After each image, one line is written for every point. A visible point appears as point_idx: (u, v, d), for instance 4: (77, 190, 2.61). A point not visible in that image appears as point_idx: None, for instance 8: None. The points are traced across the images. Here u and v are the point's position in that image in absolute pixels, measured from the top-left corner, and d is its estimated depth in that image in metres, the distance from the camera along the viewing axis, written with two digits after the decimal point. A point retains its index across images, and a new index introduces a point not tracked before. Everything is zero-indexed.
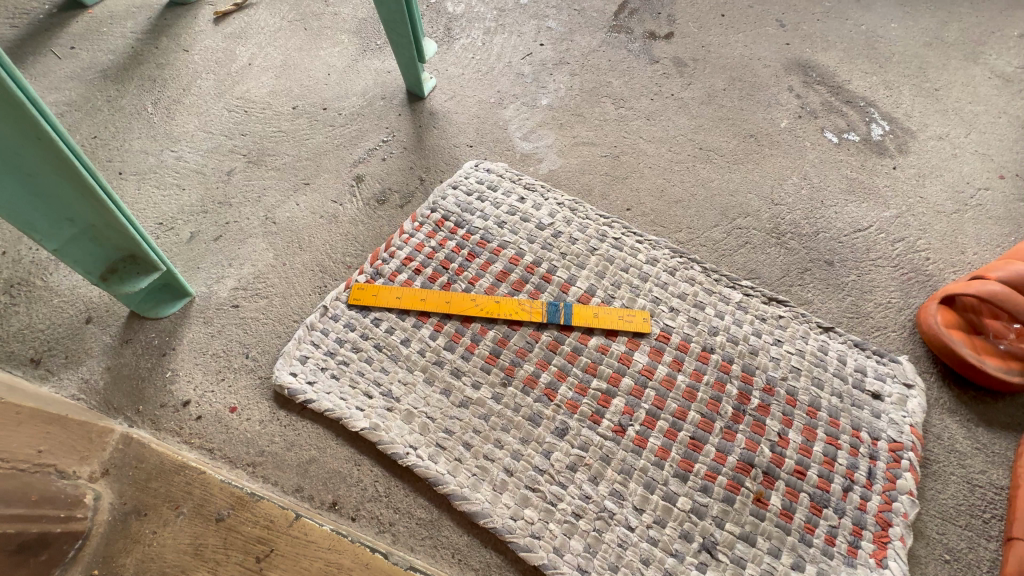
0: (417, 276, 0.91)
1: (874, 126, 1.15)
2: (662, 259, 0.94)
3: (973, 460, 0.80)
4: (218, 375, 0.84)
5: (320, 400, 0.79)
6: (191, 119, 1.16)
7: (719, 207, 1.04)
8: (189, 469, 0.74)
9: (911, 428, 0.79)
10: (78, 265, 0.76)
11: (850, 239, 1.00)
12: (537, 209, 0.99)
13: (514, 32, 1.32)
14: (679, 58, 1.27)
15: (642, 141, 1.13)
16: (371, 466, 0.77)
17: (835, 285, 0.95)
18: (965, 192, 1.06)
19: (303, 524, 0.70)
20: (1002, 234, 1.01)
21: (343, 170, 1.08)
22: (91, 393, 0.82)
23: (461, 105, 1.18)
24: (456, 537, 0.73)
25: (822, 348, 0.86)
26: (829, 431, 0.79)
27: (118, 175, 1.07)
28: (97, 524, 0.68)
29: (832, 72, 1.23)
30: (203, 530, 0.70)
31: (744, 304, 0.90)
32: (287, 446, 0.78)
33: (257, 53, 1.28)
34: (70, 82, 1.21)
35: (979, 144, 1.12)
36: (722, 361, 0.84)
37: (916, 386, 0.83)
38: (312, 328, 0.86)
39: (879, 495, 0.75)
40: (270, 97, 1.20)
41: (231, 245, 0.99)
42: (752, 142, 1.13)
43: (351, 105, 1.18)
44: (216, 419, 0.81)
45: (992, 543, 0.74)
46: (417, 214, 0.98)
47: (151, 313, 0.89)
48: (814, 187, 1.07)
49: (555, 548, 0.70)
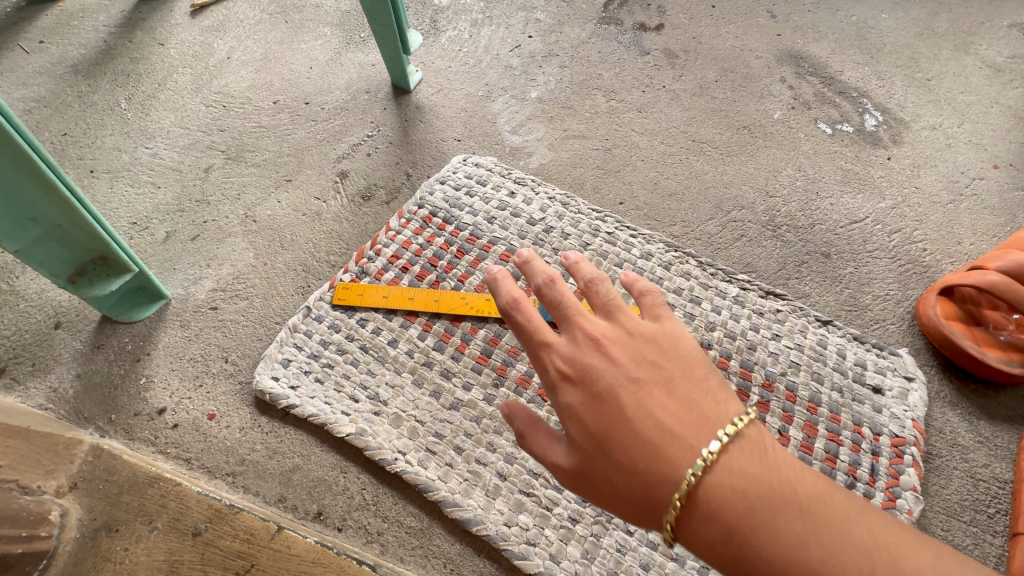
0: (404, 274, 0.88)
1: (867, 117, 1.13)
2: (657, 253, 0.91)
3: (975, 454, 0.78)
4: (196, 381, 0.80)
5: (303, 405, 0.75)
6: (167, 114, 1.12)
7: (713, 200, 1.02)
8: (163, 481, 0.70)
9: (913, 423, 0.77)
10: (44, 267, 0.71)
11: (847, 231, 0.99)
12: (527, 204, 0.96)
13: (502, 24, 1.28)
14: (670, 50, 1.24)
15: (634, 133, 1.11)
16: (358, 473, 0.74)
17: (833, 278, 0.93)
18: (960, 182, 1.04)
19: (286, 537, 0.67)
20: (998, 224, 0.99)
21: (326, 167, 1.05)
22: (60, 402, 0.78)
23: (448, 99, 1.15)
24: (448, 545, 0.70)
25: (821, 342, 0.84)
26: (831, 427, 0.76)
27: (89, 173, 1.02)
28: (64, 543, 0.65)
29: (824, 63, 1.22)
30: (179, 545, 0.66)
31: (741, 298, 0.87)
32: (269, 454, 0.75)
33: (236, 46, 1.23)
34: (38, 78, 1.16)
35: (972, 134, 1.11)
36: (720, 357, 0.81)
37: (917, 380, 0.81)
38: (295, 330, 0.82)
39: (882, 491, 0.72)
40: (249, 91, 1.16)
41: (209, 244, 0.95)
42: (745, 134, 1.11)
43: (334, 99, 1.14)
44: (193, 428, 0.77)
45: (997, 539, 0.72)
46: (404, 210, 0.94)
47: (125, 317, 0.85)
48: (808, 179, 1.05)
49: (551, 555, 0.67)
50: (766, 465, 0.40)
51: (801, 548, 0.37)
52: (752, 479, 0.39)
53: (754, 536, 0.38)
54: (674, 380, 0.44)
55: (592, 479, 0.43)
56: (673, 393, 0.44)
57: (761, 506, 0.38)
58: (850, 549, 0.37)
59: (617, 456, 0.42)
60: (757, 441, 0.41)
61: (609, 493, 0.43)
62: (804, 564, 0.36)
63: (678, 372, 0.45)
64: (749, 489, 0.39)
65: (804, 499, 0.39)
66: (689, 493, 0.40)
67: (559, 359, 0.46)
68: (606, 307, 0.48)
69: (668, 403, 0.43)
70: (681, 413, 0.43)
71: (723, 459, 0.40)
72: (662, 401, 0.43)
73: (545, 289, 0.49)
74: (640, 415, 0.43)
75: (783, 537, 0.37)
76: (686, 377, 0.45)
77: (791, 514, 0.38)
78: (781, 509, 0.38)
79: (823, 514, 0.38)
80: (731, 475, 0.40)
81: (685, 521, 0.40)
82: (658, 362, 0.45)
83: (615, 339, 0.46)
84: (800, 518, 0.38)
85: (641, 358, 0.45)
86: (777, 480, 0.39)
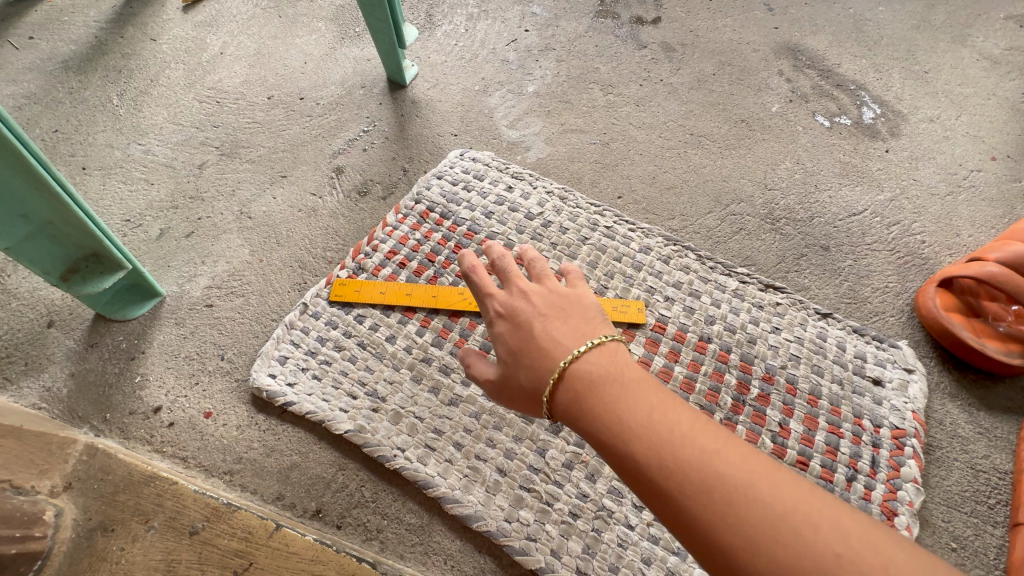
0: (402, 270, 0.87)
1: (865, 109, 1.13)
2: (656, 247, 0.91)
3: (975, 445, 0.78)
4: (192, 380, 0.79)
5: (301, 402, 0.75)
6: (159, 110, 1.10)
7: (712, 194, 1.01)
8: (160, 480, 0.70)
9: (913, 414, 0.77)
10: (35, 265, 0.69)
11: (845, 224, 0.98)
12: (525, 199, 0.95)
13: (498, 18, 1.28)
14: (667, 43, 1.24)
15: (632, 127, 1.10)
16: (357, 470, 0.73)
17: (831, 271, 0.93)
18: (958, 174, 1.04)
19: (284, 535, 0.67)
20: (996, 216, 0.99)
21: (322, 162, 1.04)
22: (53, 401, 0.77)
23: (444, 93, 1.14)
24: (448, 542, 0.69)
25: (821, 335, 0.83)
26: (831, 419, 0.76)
27: (81, 170, 1.01)
28: (59, 543, 0.64)
29: (822, 56, 1.21)
30: (176, 545, 0.66)
31: (741, 292, 0.87)
32: (266, 452, 0.74)
33: (229, 41, 1.22)
34: (28, 74, 1.14)
35: (970, 126, 1.11)
36: (719, 350, 0.81)
37: (917, 371, 0.80)
38: (292, 327, 0.81)
39: (883, 483, 0.72)
40: (243, 87, 1.14)
41: (204, 241, 0.94)
42: (743, 127, 1.11)
43: (329, 95, 1.13)
44: (189, 426, 0.76)
45: (998, 529, 0.72)
46: (401, 205, 0.94)
47: (118, 314, 0.84)
48: (807, 171, 1.05)
49: (552, 550, 0.67)
50: (615, 359, 0.46)
51: (616, 406, 0.43)
52: (596, 362, 0.46)
53: (586, 397, 0.45)
54: (574, 317, 0.50)
55: (510, 391, 0.50)
56: (571, 324, 0.49)
57: (600, 380, 0.45)
58: (655, 413, 0.42)
59: (522, 367, 0.49)
60: (619, 350, 0.47)
61: (518, 397, 0.50)
62: (618, 420, 0.42)
63: (578, 312, 0.50)
64: (595, 371, 0.45)
65: (635, 379, 0.45)
66: (553, 374, 0.46)
67: (494, 304, 0.53)
68: (535, 269, 0.55)
69: (565, 329, 0.49)
70: (573, 335, 0.48)
71: (587, 355, 0.46)
72: (558, 324, 0.49)
73: (497, 261, 0.55)
74: (543, 338, 0.48)
75: (606, 401, 0.44)
76: (584, 316, 0.50)
77: (614, 385, 0.44)
78: (611, 383, 0.44)
79: (647, 392, 0.44)
80: (584, 361, 0.46)
81: (553, 403, 0.47)
82: (565, 305, 0.51)
83: (535, 289, 0.53)
84: (622, 388, 0.44)
85: (553, 301, 0.51)
86: (617, 365, 0.46)
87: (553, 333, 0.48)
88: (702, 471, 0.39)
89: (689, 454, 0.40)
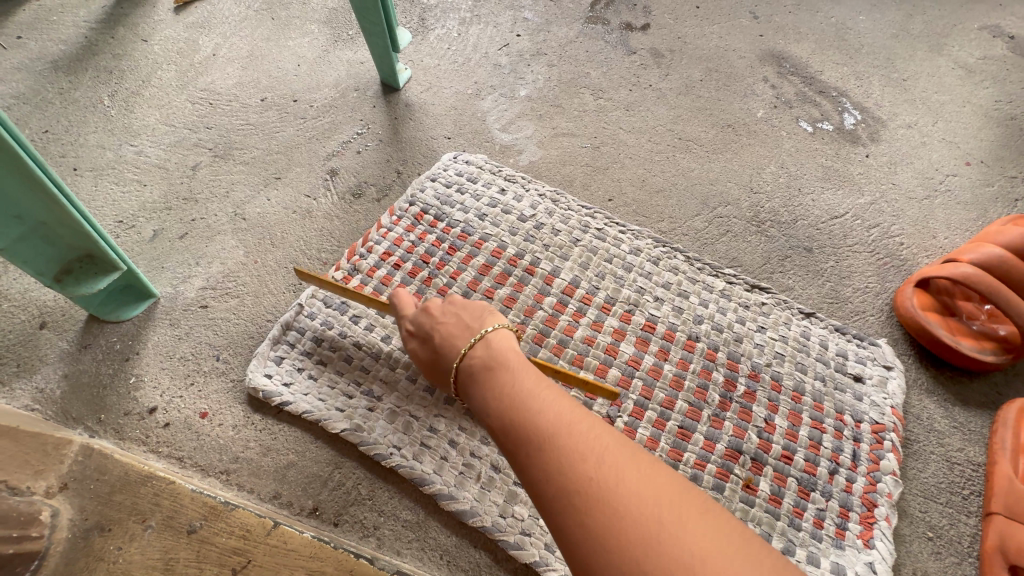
0: (396, 271, 0.88)
1: (846, 116, 1.17)
2: (645, 249, 0.93)
3: (951, 439, 0.81)
4: (187, 380, 0.80)
5: (297, 401, 0.75)
6: (151, 112, 1.10)
7: (699, 197, 1.04)
8: (156, 480, 0.71)
9: (892, 410, 0.80)
10: (29, 265, 0.70)
11: (828, 226, 1.01)
12: (518, 201, 0.97)
13: (490, 23, 1.29)
14: (656, 49, 1.26)
15: (622, 131, 1.13)
16: (354, 469, 0.74)
17: (814, 272, 0.96)
18: (935, 178, 1.08)
19: (281, 533, 0.68)
20: (970, 219, 1.03)
21: (316, 164, 1.04)
22: (46, 403, 0.77)
23: (437, 97, 1.15)
24: (444, 538, 0.70)
25: (804, 333, 0.86)
26: (813, 415, 0.79)
27: (72, 171, 1.01)
28: (56, 543, 0.66)
29: (805, 63, 1.25)
30: (173, 544, 0.67)
31: (727, 292, 0.89)
32: (263, 451, 0.75)
33: (222, 43, 1.22)
34: (17, 74, 1.13)
35: (946, 132, 1.15)
36: (707, 349, 0.83)
37: (895, 368, 0.84)
38: (288, 327, 0.82)
39: (864, 476, 0.75)
40: (236, 89, 1.15)
41: (198, 243, 0.94)
42: (729, 132, 1.14)
43: (323, 97, 1.14)
44: (185, 426, 0.76)
45: (972, 519, 0.75)
46: (395, 207, 0.95)
47: (112, 316, 0.84)
48: (791, 175, 1.08)
49: (546, 545, 0.68)
50: (495, 347, 0.60)
51: (487, 383, 0.56)
52: (485, 351, 0.60)
53: (472, 378, 0.58)
54: (466, 321, 0.65)
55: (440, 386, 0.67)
56: (464, 327, 0.64)
57: (479, 365, 0.58)
58: (509, 384, 0.55)
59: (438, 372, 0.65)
60: (500, 340, 0.60)
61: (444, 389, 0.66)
62: (485, 393, 0.56)
63: (470, 315, 0.66)
64: (476, 362, 0.59)
65: (504, 364, 0.57)
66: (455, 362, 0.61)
67: (412, 328, 0.70)
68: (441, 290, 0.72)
69: (457, 332, 0.64)
70: (463, 335, 0.63)
71: (472, 353, 0.60)
72: (458, 327, 0.65)
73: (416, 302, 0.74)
74: (442, 343, 0.64)
75: (483, 378, 0.57)
76: (474, 317, 0.65)
77: (485, 369, 0.58)
78: (484, 367, 0.58)
79: (512, 369, 0.56)
80: (473, 352, 0.60)
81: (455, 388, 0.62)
82: (461, 313, 0.66)
83: (440, 305, 0.69)
84: (492, 369, 0.57)
85: (451, 312, 0.67)
86: (493, 353, 0.59)
87: (450, 337, 0.64)
88: (525, 422, 0.50)
89: (524, 412, 0.51)
